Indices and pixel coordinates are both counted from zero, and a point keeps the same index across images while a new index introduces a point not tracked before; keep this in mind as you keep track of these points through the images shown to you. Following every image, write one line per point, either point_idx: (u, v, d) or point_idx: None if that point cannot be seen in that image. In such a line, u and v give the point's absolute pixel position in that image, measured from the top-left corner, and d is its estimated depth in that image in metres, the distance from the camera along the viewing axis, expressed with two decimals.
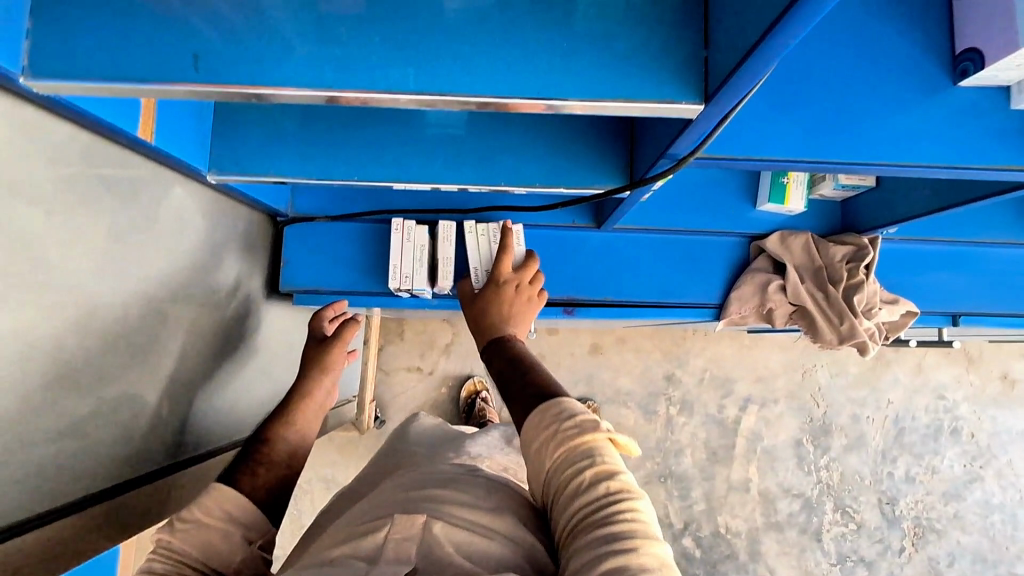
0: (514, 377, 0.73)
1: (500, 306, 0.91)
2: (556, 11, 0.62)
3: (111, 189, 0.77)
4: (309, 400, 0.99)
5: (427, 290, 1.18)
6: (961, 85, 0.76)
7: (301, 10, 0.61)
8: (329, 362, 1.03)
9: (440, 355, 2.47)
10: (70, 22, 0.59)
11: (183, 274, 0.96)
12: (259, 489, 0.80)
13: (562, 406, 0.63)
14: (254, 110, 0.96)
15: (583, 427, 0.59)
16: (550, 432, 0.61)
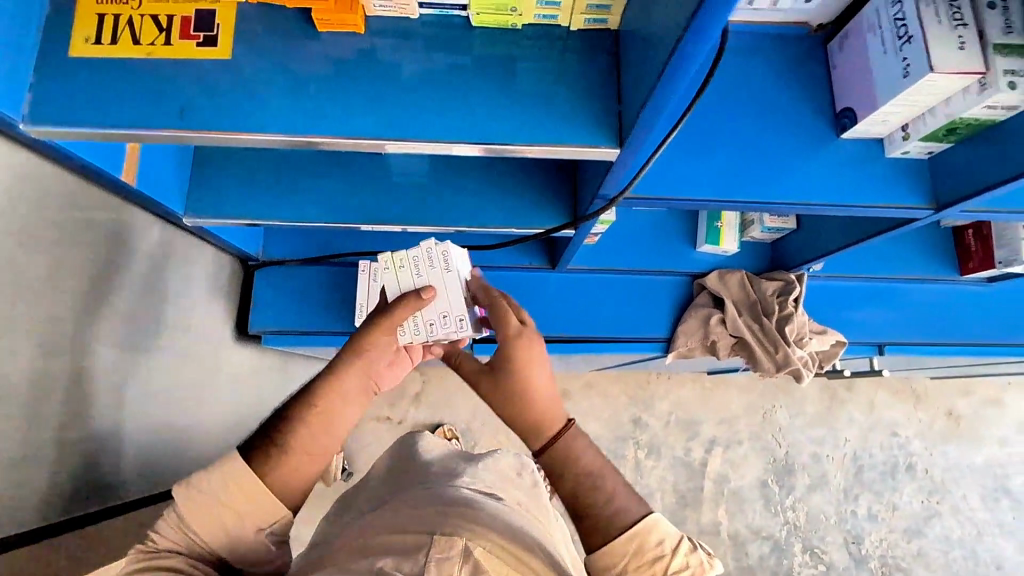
0: (587, 479, 0.71)
1: (534, 399, 0.76)
2: (496, 71, 0.73)
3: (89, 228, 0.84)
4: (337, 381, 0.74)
5: None
6: (843, 139, 0.91)
7: (278, 70, 0.71)
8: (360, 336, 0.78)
9: (410, 405, 2.46)
10: (69, 78, 0.67)
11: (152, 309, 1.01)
12: (273, 482, 0.67)
13: (658, 533, 0.68)
14: (230, 159, 1.04)
15: (690, 565, 0.67)
16: (648, 561, 0.66)
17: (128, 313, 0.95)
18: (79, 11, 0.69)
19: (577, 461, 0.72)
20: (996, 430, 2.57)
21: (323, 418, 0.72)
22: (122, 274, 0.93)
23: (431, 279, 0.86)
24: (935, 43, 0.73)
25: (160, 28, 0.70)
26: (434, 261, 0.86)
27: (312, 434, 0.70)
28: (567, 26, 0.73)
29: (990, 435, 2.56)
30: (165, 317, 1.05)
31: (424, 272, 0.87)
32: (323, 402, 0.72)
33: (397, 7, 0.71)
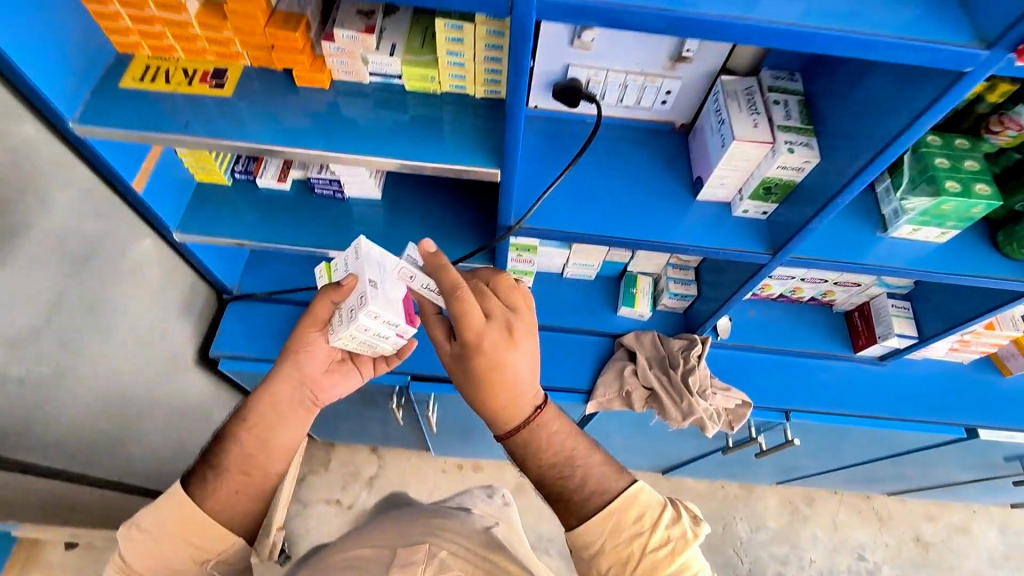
0: (554, 467, 0.88)
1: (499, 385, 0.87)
2: (421, 119, 1.02)
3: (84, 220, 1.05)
4: (271, 400, 0.98)
5: None
6: (699, 200, 1.17)
7: (262, 107, 1.00)
8: (296, 343, 1.01)
9: (362, 489, 2.42)
10: (115, 100, 0.96)
11: (117, 300, 1.18)
12: (210, 507, 0.85)
13: (641, 502, 0.84)
14: (223, 195, 1.30)
15: (673, 538, 0.81)
16: (625, 530, 0.82)
17: (96, 298, 1.13)
18: (134, 61, 1.00)
19: (545, 454, 0.88)
20: (968, 562, 2.46)
21: (257, 435, 0.95)
22: (103, 264, 1.12)
23: (353, 269, 0.95)
24: (737, 122, 1.01)
25: (187, 76, 1.00)
26: (355, 253, 0.96)
27: (245, 454, 0.93)
28: (475, 95, 1.03)
29: (961, 567, 2.44)
30: (131, 314, 1.23)
31: (351, 268, 0.95)
32: (254, 423, 0.96)
33: (354, 72, 1.01)
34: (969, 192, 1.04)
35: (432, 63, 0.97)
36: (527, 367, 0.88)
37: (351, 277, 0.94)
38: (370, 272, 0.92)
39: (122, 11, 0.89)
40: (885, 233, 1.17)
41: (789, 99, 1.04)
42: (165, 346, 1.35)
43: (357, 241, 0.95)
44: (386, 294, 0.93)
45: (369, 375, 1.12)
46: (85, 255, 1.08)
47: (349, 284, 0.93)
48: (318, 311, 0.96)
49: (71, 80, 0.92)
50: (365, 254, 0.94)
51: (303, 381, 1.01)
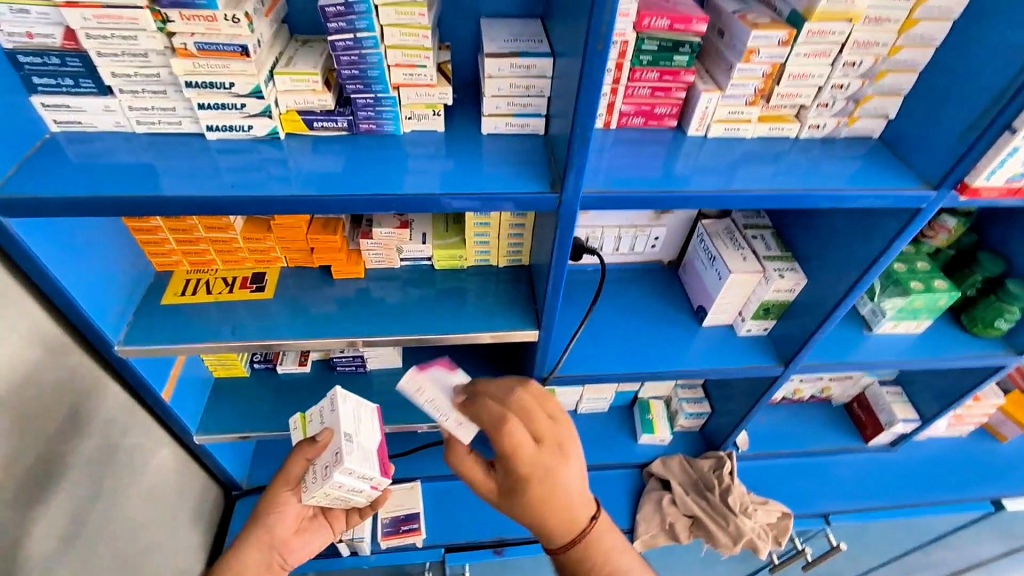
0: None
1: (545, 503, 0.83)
2: (452, 292, 1.09)
3: (114, 437, 0.99)
4: (238, 565, 1.01)
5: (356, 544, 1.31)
6: (705, 326, 1.27)
7: (300, 303, 1.05)
8: (267, 507, 1.02)
9: None
10: (159, 318, 0.99)
11: (140, 520, 1.08)
12: None
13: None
14: (242, 387, 1.29)
15: None
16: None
17: (123, 524, 1.03)
18: (174, 278, 1.05)
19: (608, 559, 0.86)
20: None
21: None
22: (132, 482, 1.05)
23: (328, 421, 0.96)
24: (728, 258, 1.15)
25: (227, 284, 1.06)
26: (330, 405, 0.96)
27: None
28: (498, 264, 1.13)
29: None
30: (151, 534, 1.11)
31: (325, 421, 0.96)
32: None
33: (386, 259, 1.10)
34: (932, 288, 1.20)
35: (459, 244, 1.09)
36: (578, 476, 0.84)
37: (326, 431, 0.94)
38: (346, 426, 0.93)
39: (169, 236, 0.97)
40: (871, 331, 1.30)
41: (765, 232, 1.21)
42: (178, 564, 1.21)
43: (332, 392, 0.97)
44: (361, 447, 0.94)
45: (342, 525, 1.14)
46: (117, 483, 1.00)
47: (322, 441, 0.93)
48: (292, 471, 0.98)
49: (118, 306, 0.95)
50: (340, 406, 0.95)
51: (273, 542, 1.03)
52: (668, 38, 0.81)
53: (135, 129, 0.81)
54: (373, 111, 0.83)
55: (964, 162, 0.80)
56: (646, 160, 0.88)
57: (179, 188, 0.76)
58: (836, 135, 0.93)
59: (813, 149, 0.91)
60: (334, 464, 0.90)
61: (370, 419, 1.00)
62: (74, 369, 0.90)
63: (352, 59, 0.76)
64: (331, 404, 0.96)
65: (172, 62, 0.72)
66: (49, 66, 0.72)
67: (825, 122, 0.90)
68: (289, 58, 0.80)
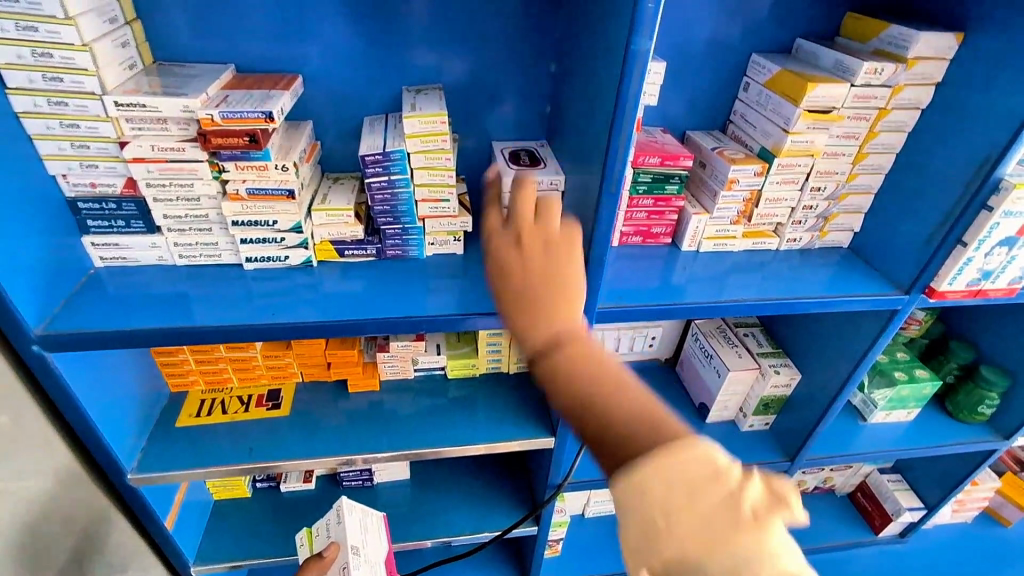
0: (600, 408, 0.48)
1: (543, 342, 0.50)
2: (466, 401, 1.11)
3: None
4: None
5: None
6: (709, 423, 1.31)
7: (314, 419, 1.05)
8: None
9: None
10: (172, 442, 0.98)
11: None
12: None
13: (731, 473, 0.43)
14: (242, 508, 1.23)
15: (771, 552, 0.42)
16: (693, 550, 0.42)
17: None
18: (188, 398, 1.05)
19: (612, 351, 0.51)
20: None
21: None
22: None
23: (334, 535, 0.92)
24: (725, 356, 1.21)
25: (243, 402, 1.06)
26: (337, 517, 0.94)
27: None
28: (508, 371, 1.17)
29: None
30: None
31: (331, 534, 0.92)
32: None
33: (402, 370, 1.12)
34: (914, 377, 1.28)
35: (472, 353, 1.13)
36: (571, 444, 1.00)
37: (333, 546, 0.90)
38: (354, 539, 0.90)
39: (190, 357, 0.99)
40: (865, 421, 1.35)
41: (754, 331, 1.29)
42: None
43: (336, 506, 0.95)
44: (368, 561, 0.89)
45: None
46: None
47: (330, 554, 0.89)
48: None
49: (133, 432, 0.94)
50: (348, 518, 0.92)
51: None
52: (660, 172, 0.93)
53: (175, 262, 0.86)
54: (400, 238, 0.91)
55: (928, 270, 0.91)
56: (644, 273, 0.98)
57: (217, 317, 0.80)
58: (811, 246, 1.05)
59: (792, 259, 1.03)
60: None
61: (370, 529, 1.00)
62: (77, 498, 0.87)
63: (384, 197, 0.86)
64: (336, 515, 0.94)
65: (223, 205, 0.79)
66: (105, 210, 0.79)
67: (800, 236, 1.03)
68: (324, 194, 0.90)
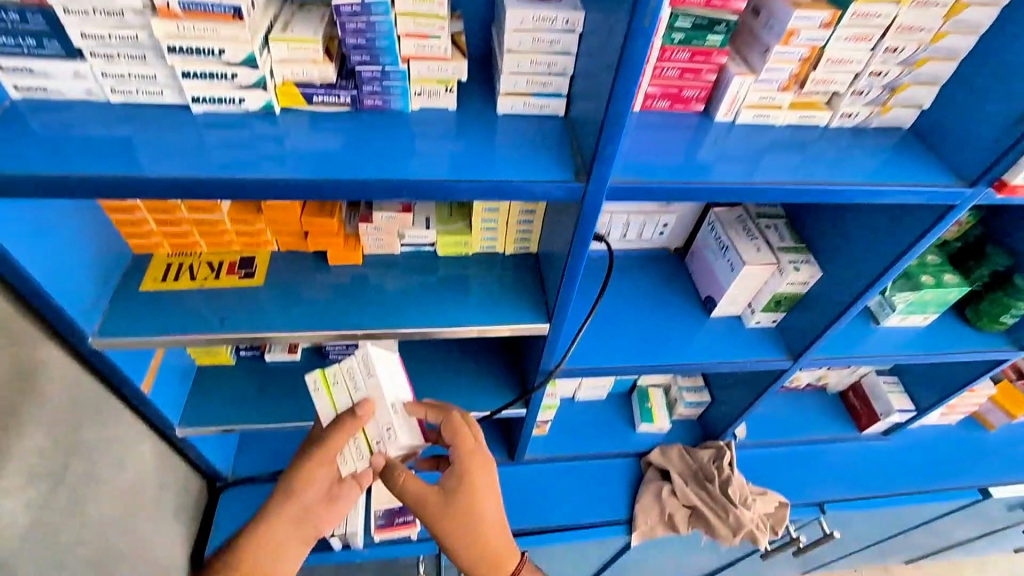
0: None
1: None
2: (457, 283, 1.03)
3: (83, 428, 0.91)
4: (267, 538, 0.93)
5: (341, 538, 1.26)
6: (713, 317, 1.24)
7: (291, 292, 0.98)
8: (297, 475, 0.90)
9: None
10: (137, 306, 0.92)
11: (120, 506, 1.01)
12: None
13: None
14: (227, 375, 1.21)
15: None
16: None
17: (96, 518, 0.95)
18: (154, 261, 0.97)
19: None
20: None
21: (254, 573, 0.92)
22: (107, 480, 0.97)
23: (365, 389, 0.83)
24: (742, 249, 1.11)
25: (213, 269, 0.98)
26: (366, 371, 0.82)
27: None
28: (504, 252, 1.07)
29: None
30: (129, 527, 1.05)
31: (363, 387, 0.83)
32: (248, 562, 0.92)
33: (387, 244, 1.03)
34: (942, 283, 1.19)
35: (465, 230, 1.02)
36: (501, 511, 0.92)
37: (368, 401, 0.82)
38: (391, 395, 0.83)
39: (148, 216, 0.89)
40: (878, 324, 1.29)
41: (777, 223, 1.17)
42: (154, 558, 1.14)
43: (359, 355, 0.83)
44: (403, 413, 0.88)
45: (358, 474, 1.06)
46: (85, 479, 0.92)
47: (368, 412, 0.82)
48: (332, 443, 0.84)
49: (91, 293, 0.87)
50: (381, 372, 0.83)
51: (306, 509, 0.93)
52: (703, 15, 0.76)
53: (109, 99, 0.73)
54: (379, 85, 0.76)
55: (1006, 158, 0.80)
56: (666, 146, 0.84)
57: (160, 167, 0.68)
58: (868, 124, 0.90)
59: (841, 139, 0.88)
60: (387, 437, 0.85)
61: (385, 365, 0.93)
62: (39, 357, 0.82)
63: (358, 26, 0.70)
64: (364, 367, 0.82)
65: (152, 23, 0.64)
66: (7, 23, 0.64)
67: (857, 110, 0.87)
68: (285, 22, 0.73)
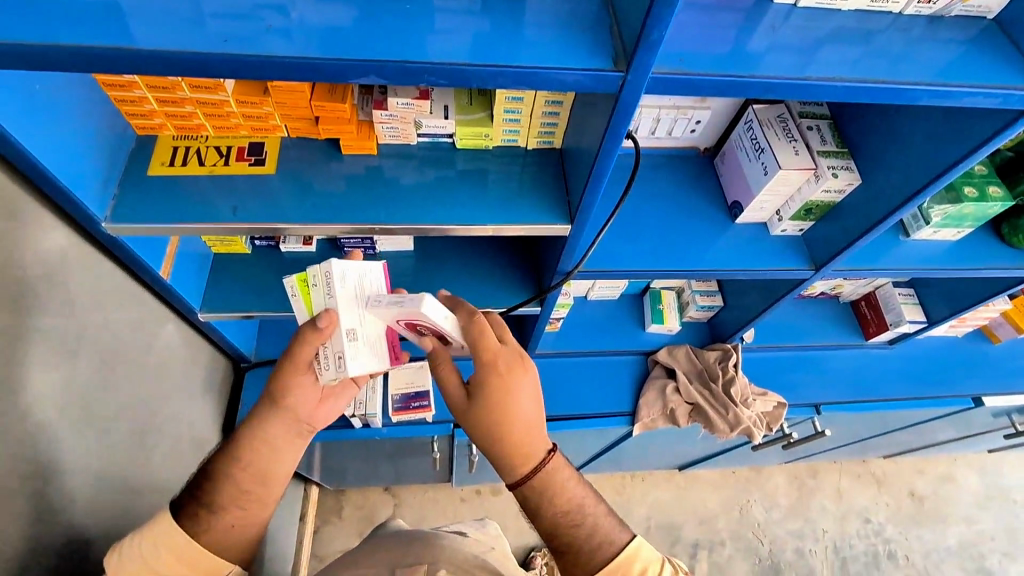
0: None
1: None
2: (475, 179, 0.98)
3: (101, 308, 0.93)
4: (261, 438, 0.87)
5: (360, 417, 1.34)
6: (738, 223, 1.20)
7: (303, 183, 0.94)
8: (277, 386, 0.86)
9: (345, 529, 2.00)
10: (145, 191, 0.89)
11: (145, 381, 1.07)
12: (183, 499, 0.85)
13: None
14: (242, 264, 1.22)
15: None
16: None
17: (123, 391, 1.01)
18: (159, 144, 0.93)
19: None
20: (1008, 518, 2.30)
21: (255, 471, 0.87)
22: (130, 358, 1.02)
23: (332, 305, 0.80)
24: (779, 151, 1.04)
25: (221, 155, 0.94)
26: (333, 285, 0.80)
27: (238, 490, 0.85)
28: (526, 146, 1.01)
29: (958, 513, 2.28)
30: (156, 399, 1.11)
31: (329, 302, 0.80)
32: (249, 461, 0.87)
33: (403, 135, 0.97)
34: (985, 196, 1.13)
35: (485, 121, 0.96)
36: (532, 408, 0.84)
37: (327, 317, 0.79)
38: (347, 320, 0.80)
39: (148, 95, 0.83)
40: (907, 236, 1.25)
41: (820, 124, 1.08)
42: (183, 427, 1.23)
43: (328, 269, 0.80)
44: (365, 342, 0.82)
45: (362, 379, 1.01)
46: (108, 359, 0.96)
47: (325, 328, 0.79)
48: (300, 354, 0.82)
49: (98, 176, 0.84)
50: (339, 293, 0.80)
51: (298, 418, 0.88)
52: None
53: None
54: None
55: None
56: (715, 30, 0.74)
57: (144, 41, 0.61)
58: (947, 12, 0.80)
59: (911, 28, 0.79)
60: (337, 368, 0.80)
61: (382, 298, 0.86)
62: (49, 237, 0.82)
63: None
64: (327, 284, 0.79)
65: None
66: None
67: None
68: None
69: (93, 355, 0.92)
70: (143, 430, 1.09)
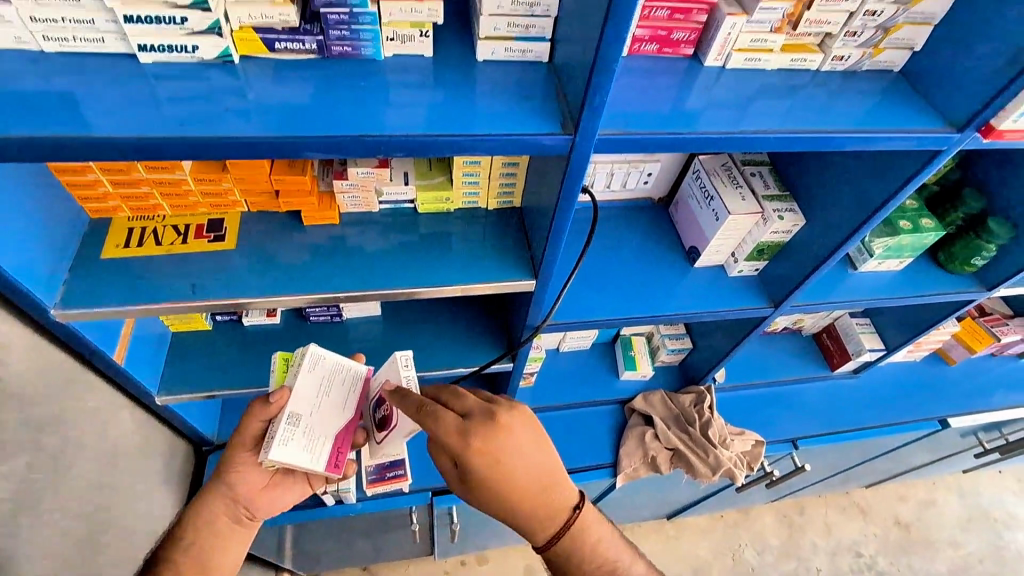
0: None
1: None
2: (437, 241, 0.99)
3: (50, 400, 0.88)
4: (204, 521, 0.88)
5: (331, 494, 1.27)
6: (697, 267, 1.24)
7: (264, 256, 0.93)
8: (223, 464, 0.89)
9: None
10: (98, 275, 0.87)
11: (98, 475, 1.00)
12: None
13: None
14: (203, 341, 1.18)
15: None
16: None
17: (74, 488, 0.94)
18: (114, 226, 0.91)
19: None
20: (992, 538, 2.31)
21: (194, 561, 0.85)
22: (82, 452, 0.95)
23: (291, 386, 0.89)
24: (727, 198, 1.09)
25: (179, 233, 0.93)
26: (302, 369, 0.90)
27: None
28: (487, 207, 1.04)
29: (944, 537, 2.29)
30: (110, 494, 1.04)
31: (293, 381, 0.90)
32: (190, 544, 0.86)
33: (365, 202, 0.98)
34: (918, 228, 1.21)
35: (445, 185, 0.98)
36: (529, 468, 0.79)
37: (280, 395, 0.87)
38: (294, 400, 0.86)
39: (103, 178, 0.82)
40: (854, 269, 1.31)
41: (762, 170, 1.15)
42: (141, 522, 1.14)
43: (304, 356, 0.92)
44: (303, 429, 0.86)
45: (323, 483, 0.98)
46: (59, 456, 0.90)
47: (274, 403, 0.86)
48: (247, 428, 0.88)
49: (48, 263, 0.82)
50: (302, 376, 0.89)
51: (237, 498, 0.89)
52: None
53: (44, 47, 0.67)
54: (347, 30, 0.71)
55: (994, 102, 0.79)
56: (653, 93, 0.80)
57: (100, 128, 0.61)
58: (859, 68, 0.88)
59: (831, 83, 0.86)
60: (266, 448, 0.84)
61: (344, 400, 0.91)
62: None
63: None
64: (299, 365, 0.91)
65: None
66: None
67: (849, 53, 0.85)
68: None
69: (43, 453, 0.86)
70: (95, 531, 1.01)
